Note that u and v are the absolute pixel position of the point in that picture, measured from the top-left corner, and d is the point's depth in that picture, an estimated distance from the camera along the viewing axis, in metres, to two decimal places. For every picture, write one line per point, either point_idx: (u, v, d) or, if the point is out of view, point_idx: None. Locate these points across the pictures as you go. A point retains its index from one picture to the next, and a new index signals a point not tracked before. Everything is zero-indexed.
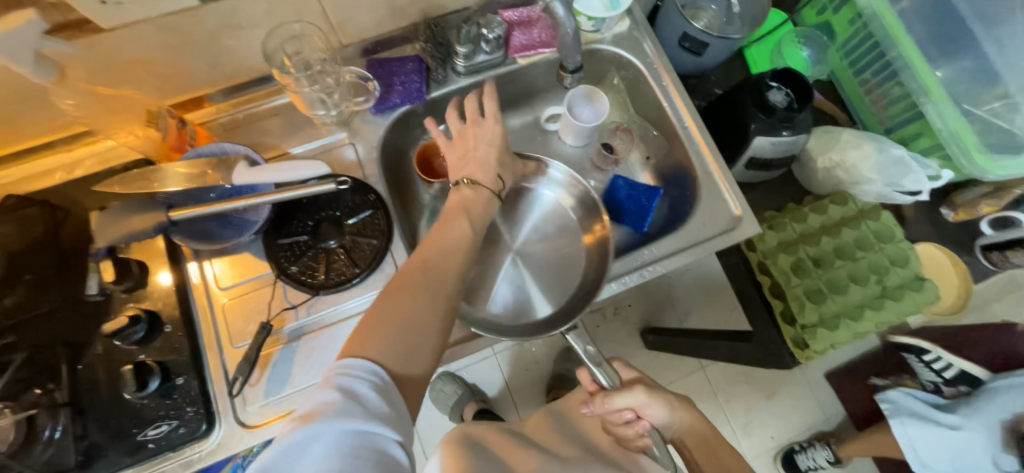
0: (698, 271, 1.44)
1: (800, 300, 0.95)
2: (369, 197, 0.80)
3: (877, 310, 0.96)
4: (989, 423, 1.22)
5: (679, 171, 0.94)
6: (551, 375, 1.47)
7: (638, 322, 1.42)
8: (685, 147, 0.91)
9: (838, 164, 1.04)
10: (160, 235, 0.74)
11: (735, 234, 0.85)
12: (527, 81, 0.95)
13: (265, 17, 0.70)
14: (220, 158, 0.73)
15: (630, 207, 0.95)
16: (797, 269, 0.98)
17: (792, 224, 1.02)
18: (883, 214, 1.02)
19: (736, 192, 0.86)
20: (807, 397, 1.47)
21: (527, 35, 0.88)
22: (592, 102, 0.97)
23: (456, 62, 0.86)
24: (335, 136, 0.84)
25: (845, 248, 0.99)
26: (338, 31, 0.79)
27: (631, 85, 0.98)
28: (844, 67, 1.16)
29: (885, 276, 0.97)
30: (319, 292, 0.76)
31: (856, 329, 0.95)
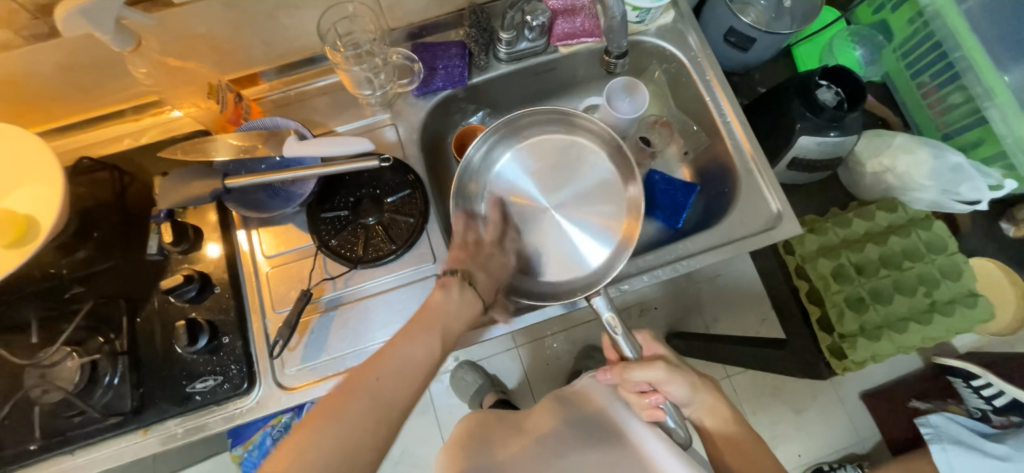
0: (730, 276, 1.41)
1: (839, 308, 0.92)
2: (408, 177, 0.83)
3: (923, 324, 0.92)
4: None
5: (718, 167, 0.93)
6: (572, 371, 1.47)
7: (664, 324, 1.40)
8: (726, 142, 0.89)
9: (888, 169, 0.99)
10: (214, 201, 0.79)
11: (774, 233, 0.83)
12: (567, 71, 0.96)
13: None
14: (272, 132, 0.77)
15: (665, 202, 0.94)
16: (838, 275, 0.95)
17: (835, 229, 0.98)
18: (935, 223, 0.97)
19: (777, 190, 0.84)
20: (838, 414, 1.42)
21: (570, 23, 0.88)
22: (632, 94, 0.96)
23: (499, 48, 0.88)
24: (378, 117, 0.87)
25: (892, 257, 0.95)
26: (387, 14, 0.82)
27: (672, 78, 0.97)
28: (900, 69, 1.11)
29: (935, 288, 0.93)
30: (356, 266, 0.79)
31: (898, 341, 0.91)
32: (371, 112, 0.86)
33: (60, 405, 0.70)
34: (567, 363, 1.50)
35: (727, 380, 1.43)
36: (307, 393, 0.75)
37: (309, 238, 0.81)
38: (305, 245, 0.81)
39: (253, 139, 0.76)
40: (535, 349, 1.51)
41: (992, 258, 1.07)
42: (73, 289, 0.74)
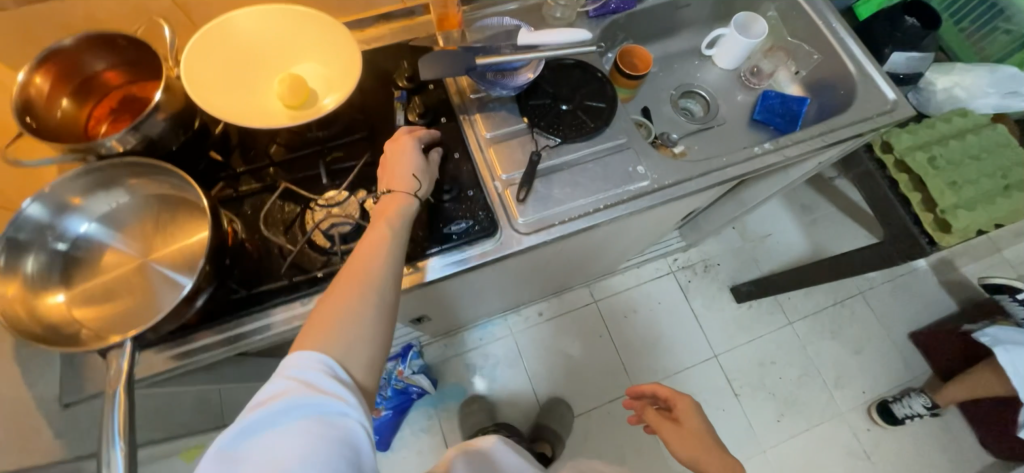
0: (778, 244, 1.79)
1: (940, 187, 0.94)
2: (513, 156, 0.80)
3: (1009, 199, 0.93)
4: None
5: (832, 79, 0.96)
6: (632, 306, 1.70)
7: (726, 279, 1.75)
8: (840, 54, 0.94)
9: (956, 84, 1.01)
10: (305, 154, 0.74)
11: (896, 116, 0.86)
12: (663, 22, 1.02)
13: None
14: (385, 77, 0.80)
15: (781, 111, 1.00)
16: (933, 164, 0.96)
17: (923, 128, 0.99)
18: (999, 125, 0.99)
19: (893, 82, 0.88)
20: (816, 370, 1.64)
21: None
22: (751, 27, 1.00)
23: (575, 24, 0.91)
24: (472, 124, 0.82)
25: (972, 149, 0.97)
26: None
27: (784, 16, 1.01)
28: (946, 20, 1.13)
29: (1009, 172, 0.96)
30: (487, 229, 0.73)
31: (991, 215, 0.92)
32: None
33: (166, 367, 0.65)
34: (603, 339, 1.65)
35: (744, 347, 1.66)
36: (121, 428, 0.50)
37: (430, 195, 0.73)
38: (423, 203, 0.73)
39: (377, 88, 0.80)
40: (587, 327, 1.67)
41: None
42: (57, 262, 0.60)
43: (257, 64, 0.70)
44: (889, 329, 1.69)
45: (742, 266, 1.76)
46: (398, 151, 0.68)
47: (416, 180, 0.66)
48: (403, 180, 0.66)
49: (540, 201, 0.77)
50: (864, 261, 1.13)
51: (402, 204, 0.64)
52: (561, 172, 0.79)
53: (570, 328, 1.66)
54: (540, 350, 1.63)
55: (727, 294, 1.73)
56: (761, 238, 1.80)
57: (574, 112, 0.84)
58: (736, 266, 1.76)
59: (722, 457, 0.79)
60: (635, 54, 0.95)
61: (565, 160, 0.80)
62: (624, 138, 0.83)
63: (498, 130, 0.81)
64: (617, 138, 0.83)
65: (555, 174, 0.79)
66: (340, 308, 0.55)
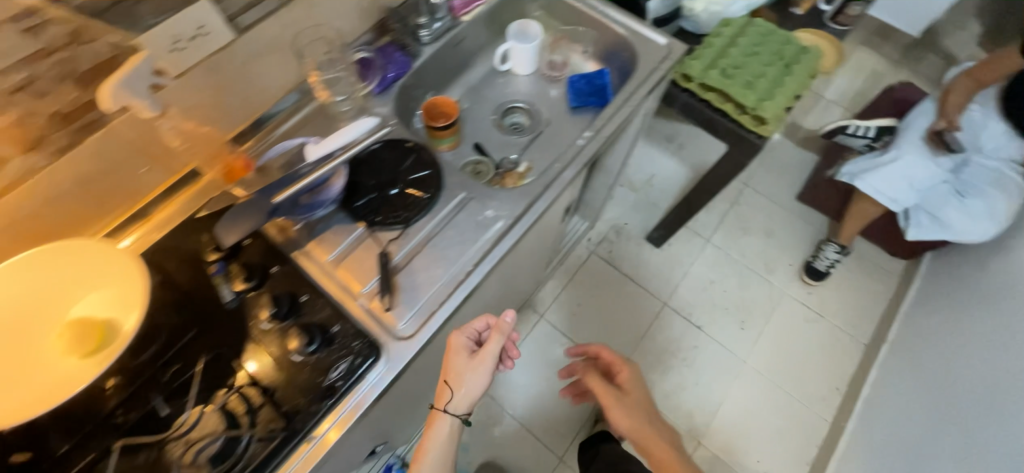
0: (663, 180, 1.91)
1: (740, 92, 1.04)
2: (364, 265, 0.76)
3: (793, 76, 1.06)
4: (915, 144, 1.38)
5: (613, 46, 1.03)
6: (574, 302, 1.71)
7: (639, 233, 1.83)
8: (607, 25, 1.02)
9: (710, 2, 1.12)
10: (135, 390, 0.63)
11: (672, 58, 0.94)
12: (450, 63, 1.03)
13: (231, 68, 0.74)
14: (192, 259, 0.72)
15: (590, 90, 1.05)
16: (726, 76, 1.06)
17: (704, 50, 1.10)
18: (756, 21, 1.12)
19: (657, 30, 0.97)
20: (747, 268, 1.76)
21: (392, 61, 0.90)
22: (527, 32, 1.06)
23: (366, 108, 0.89)
24: (308, 254, 0.76)
25: (747, 48, 1.09)
26: (258, 95, 0.81)
27: (549, 12, 1.07)
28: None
29: (781, 54, 1.08)
30: (371, 354, 0.68)
31: (787, 95, 1.04)
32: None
33: None
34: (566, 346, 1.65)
35: (682, 282, 1.74)
36: None
37: (295, 353, 0.67)
38: (293, 366, 0.67)
39: (188, 274, 0.71)
40: (548, 342, 1.65)
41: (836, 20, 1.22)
42: None
43: (27, 330, 0.60)
44: (781, 202, 1.86)
45: (646, 214, 1.86)
46: (454, 351, 0.79)
47: (449, 388, 0.77)
48: (440, 393, 0.77)
49: (410, 296, 0.73)
50: (723, 173, 1.23)
51: (460, 385, 0.77)
52: (419, 254, 0.77)
53: (535, 352, 1.63)
54: (517, 389, 1.58)
55: (646, 244, 1.81)
56: (647, 181, 1.91)
57: (403, 192, 0.82)
58: (641, 217, 1.85)
59: (660, 427, 0.91)
60: (438, 102, 0.96)
61: (415, 242, 0.78)
62: (462, 190, 0.82)
63: (338, 248, 0.77)
64: (454, 194, 0.82)
65: (413, 261, 0.76)
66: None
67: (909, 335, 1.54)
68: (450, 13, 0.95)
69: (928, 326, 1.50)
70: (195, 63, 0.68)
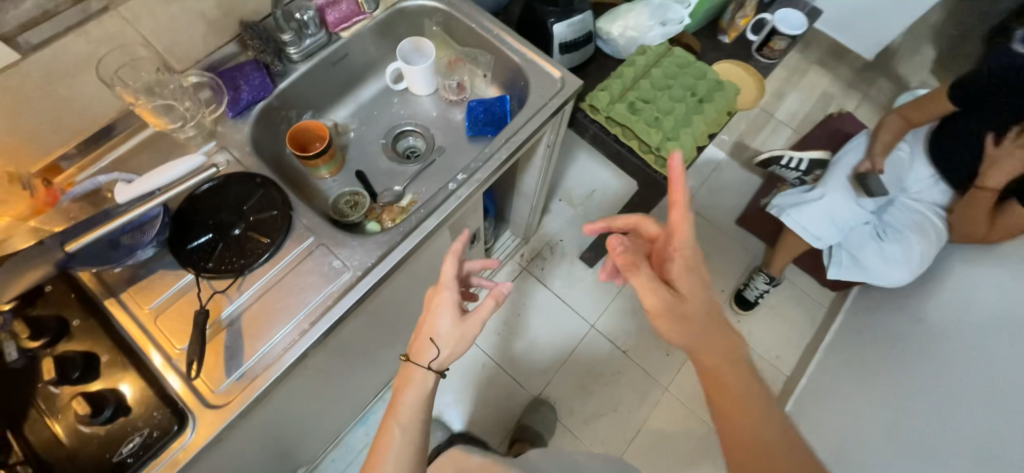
0: (604, 196, 1.85)
1: (645, 129, 0.98)
2: (187, 321, 0.68)
3: (703, 115, 1.00)
4: (841, 183, 1.34)
5: (512, 72, 0.96)
6: (501, 321, 1.66)
7: (574, 250, 1.77)
8: (504, 50, 0.94)
9: (627, 27, 1.06)
10: None
11: (565, 92, 0.86)
12: (332, 80, 0.93)
13: (26, 90, 0.64)
14: None
15: (488, 118, 0.98)
16: (633, 110, 1.00)
17: (614, 80, 1.03)
18: (674, 49, 1.06)
19: (553, 60, 0.89)
20: None
21: (251, 83, 0.82)
22: (422, 50, 0.97)
23: (216, 132, 0.80)
24: (120, 304, 0.68)
25: (659, 81, 1.02)
26: (74, 115, 0.71)
27: (448, 29, 0.98)
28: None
29: (695, 89, 1.02)
30: (175, 425, 0.61)
31: (694, 136, 0.98)
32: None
33: None
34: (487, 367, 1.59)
35: (613, 304, 1.70)
36: None
37: (80, 426, 0.59)
38: (81, 437, 0.59)
39: None
40: (468, 362, 1.59)
41: (763, 51, 1.16)
42: None
43: None
44: (721, 225, 1.83)
45: (583, 231, 1.79)
46: (442, 295, 0.79)
47: (436, 346, 0.78)
48: (424, 351, 0.78)
49: (233, 357, 0.66)
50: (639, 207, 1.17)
51: (438, 321, 0.79)
52: (251, 308, 0.69)
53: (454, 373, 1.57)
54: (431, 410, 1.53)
55: (580, 263, 1.75)
56: (588, 196, 1.85)
57: (247, 235, 0.74)
58: (578, 234, 1.79)
59: (731, 339, 0.68)
60: (310, 128, 0.87)
61: (250, 293, 0.70)
62: (312, 234, 0.74)
63: (161, 296, 0.69)
64: (302, 238, 0.74)
65: (245, 314, 0.69)
66: (385, 442, 0.75)
67: (828, 366, 1.54)
68: (324, 29, 0.87)
69: (848, 364, 1.49)
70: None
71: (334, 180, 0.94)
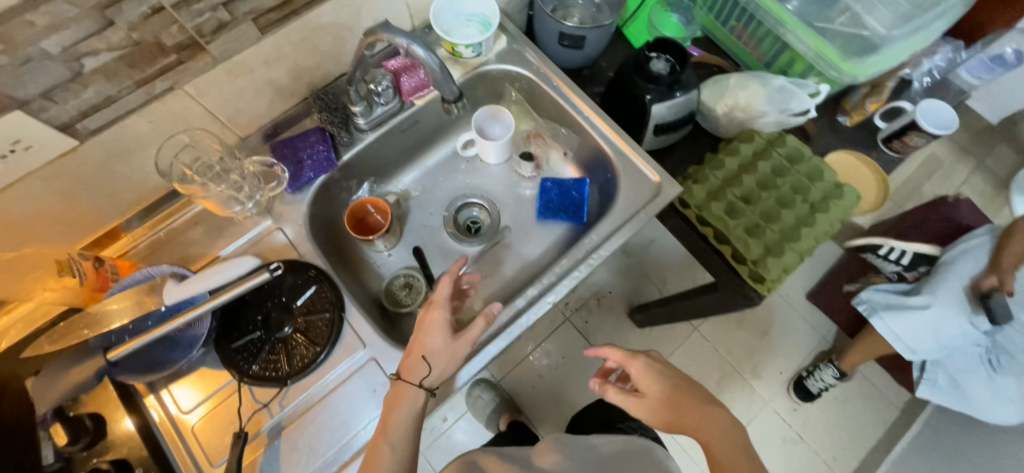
0: (663, 248, 1.71)
1: (744, 239, 0.85)
2: (225, 434, 0.63)
3: (814, 227, 0.85)
4: (954, 294, 1.16)
5: (598, 156, 0.84)
6: (535, 372, 1.57)
7: (622, 305, 1.65)
8: (591, 133, 0.82)
9: (734, 107, 0.92)
10: None
11: (661, 200, 0.75)
12: (399, 146, 0.85)
13: (83, 170, 0.59)
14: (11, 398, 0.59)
15: (563, 202, 0.87)
16: (732, 212, 0.87)
17: (713, 172, 0.90)
18: (788, 138, 0.90)
19: (650, 158, 0.77)
20: (731, 367, 1.58)
21: (312, 156, 0.74)
22: (499, 118, 0.87)
23: (273, 208, 0.73)
24: (162, 403, 0.64)
25: (765, 178, 0.88)
26: (130, 188, 0.65)
27: (531, 96, 0.87)
28: (714, 22, 1.04)
29: (808, 193, 0.87)
30: None
31: (798, 252, 0.84)
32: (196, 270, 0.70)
33: None
34: None
35: None
36: None
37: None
38: None
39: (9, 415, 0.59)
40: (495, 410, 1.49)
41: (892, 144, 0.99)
42: None
43: None
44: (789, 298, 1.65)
45: (634, 284, 1.67)
46: (431, 317, 0.64)
47: (428, 364, 0.62)
48: (412, 369, 0.62)
49: None
50: (715, 306, 1.04)
51: (430, 333, 0.63)
52: (291, 426, 0.64)
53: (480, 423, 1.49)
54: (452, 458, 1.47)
55: (628, 319, 1.63)
56: (645, 246, 1.71)
57: (294, 338, 0.67)
58: (629, 287, 1.67)
59: (718, 419, 0.63)
60: (369, 202, 0.80)
61: (291, 408, 0.64)
62: (363, 346, 0.67)
63: (200, 400, 0.64)
64: (353, 349, 0.67)
65: (285, 433, 0.63)
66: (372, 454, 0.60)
67: None
68: (398, 97, 0.78)
69: None
70: (18, 178, 0.53)
71: (390, 253, 0.86)
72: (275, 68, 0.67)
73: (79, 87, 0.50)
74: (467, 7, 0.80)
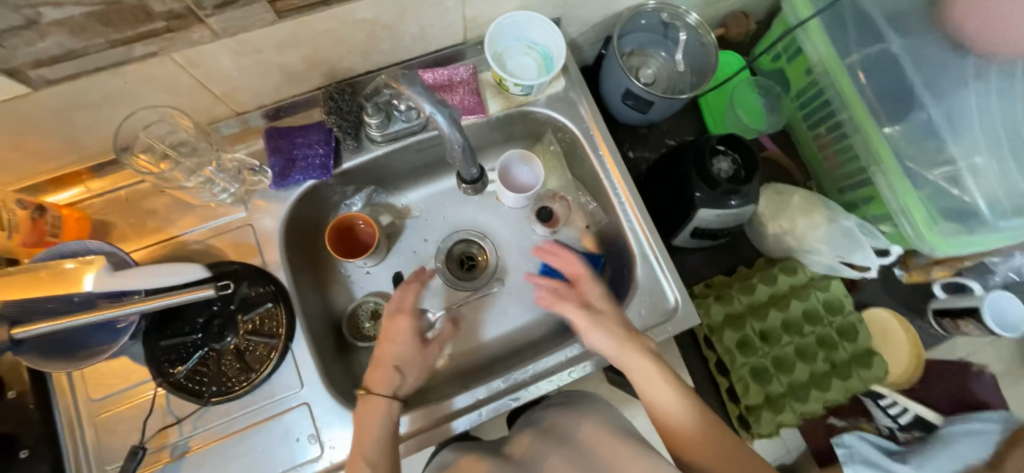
0: None
1: (745, 381, 0.76)
2: (129, 436, 0.58)
3: (824, 393, 0.76)
4: None
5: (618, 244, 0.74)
6: None
7: None
8: (619, 218, 0.72)
9: (787, 231, 0.81)
10: None
11: (669, 327, 0.65)
12: (410, 163, 0.75)
13: (37, 113, 0.51)
14: None
15: (565, 277, 0.76)
16: (743, 346, 0.78)
17: (740, 295, 0.80)
18: (832, 283, 0.81)
19: (674, 273, 0.68)
20: None
21: (310, 157, 0.65)
22: (529, 165, 0.76)
23: (252, 200, 0.65)
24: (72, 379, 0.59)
25: (793, 321, 0.79)
26: (98, 136, 0.58)
27: (569, 152, 0.77)
28: (801, 122, 0.91)
29: (833, 352, 0.78)
30: None
31: (797, 414, 0.76)
32: (149, 244, 0.63)
33: None
34: None
35: None
36: None
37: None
38: None
39: None
40: None
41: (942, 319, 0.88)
42: None
43: None
44: None
45: None
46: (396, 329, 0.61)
47: (398, 372, 0.59)
48: (382, 381, 0.58)
49: None
50: None
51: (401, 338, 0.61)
52: (197, 452, 0.58)
53: None
54: None
55: None
56: None
57: (229, 353, 0.60)
58: None
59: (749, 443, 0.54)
60: (359, 216, 0.72)
61: (205, 430, 0.59)
62: (300, 387, 0.61)
63: (114, 392, 0.59)
64: (289, 388, 0.61)
65: (192, 452, 0.58)
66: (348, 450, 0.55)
67: None
68: (423, 116, 0.68)
69: None
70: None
71: (369, 270, 0.76)
72: (289, 54, 0.57)
73: (33, 34, 0.42)
74: (532, 34, 0.69)
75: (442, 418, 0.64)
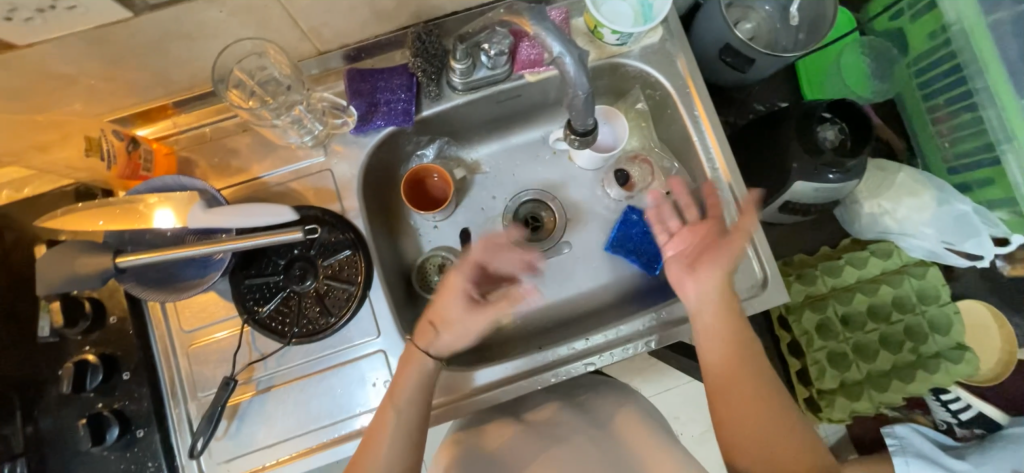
0: None
1: (821, 365, 0.73)
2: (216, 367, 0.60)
3: (905, 384, 0.73)
4: None
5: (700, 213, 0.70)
6: None
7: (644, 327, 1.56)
8: (709, 186, 0.67)
9: (888, 212, 0.75)
10: None
11: (753, 304, 0.62)
12: (486, 113, 0.71)
13: (133, 43, 0.50)
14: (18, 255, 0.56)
15: (641, 247, 0.73)
16: (823, 329, 0.75)
17: (824, 277, 0.76)
18: (930, 271, 0.76)
19: (766, 248, 0.63)
20: None
21: (394, 102, 0.63)
22: (611, 123, 0.72)
23: (331, 144, 0.64)
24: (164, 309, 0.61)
25: (880, 308, 0.75)
26: (187, 70, 0.56)
27: (656, 111, 0.71)
28: (914, 91, 0.81)
29: (920, 343, 0.74)
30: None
31: (875, 401, 0.73)
32: (231, 184, 0.63)
33: None
34: None
35: None
36: None
37: (85, 442, 0.55)
38: (70, 447, 0.55)
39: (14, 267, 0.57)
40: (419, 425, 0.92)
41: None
42: None
43: None
44: None
45: None
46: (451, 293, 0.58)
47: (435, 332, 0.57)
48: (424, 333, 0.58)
49: (247, 432, 0.59)
50: None
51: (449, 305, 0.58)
52: (281, 387, 0.60)
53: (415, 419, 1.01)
54: None
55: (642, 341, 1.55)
56: None
57: (310, 297, 0.61)
58: None
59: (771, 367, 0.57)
60: (434, 169, 0.69)
61: (288, 368, 0.61)
62: (377, 335, 0.61)
63: (202, 324, 0.61)
64: (366, 335, 0.61)
65: (278, 387, 0.60)
66: (372, 437, 0.54)
67: None
68: (510, 65, 0.64)
69: None
70: (56, 35, 0.45)
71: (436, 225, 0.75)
72: None
73: None
74: None
75: (465, 394, 0.62)
